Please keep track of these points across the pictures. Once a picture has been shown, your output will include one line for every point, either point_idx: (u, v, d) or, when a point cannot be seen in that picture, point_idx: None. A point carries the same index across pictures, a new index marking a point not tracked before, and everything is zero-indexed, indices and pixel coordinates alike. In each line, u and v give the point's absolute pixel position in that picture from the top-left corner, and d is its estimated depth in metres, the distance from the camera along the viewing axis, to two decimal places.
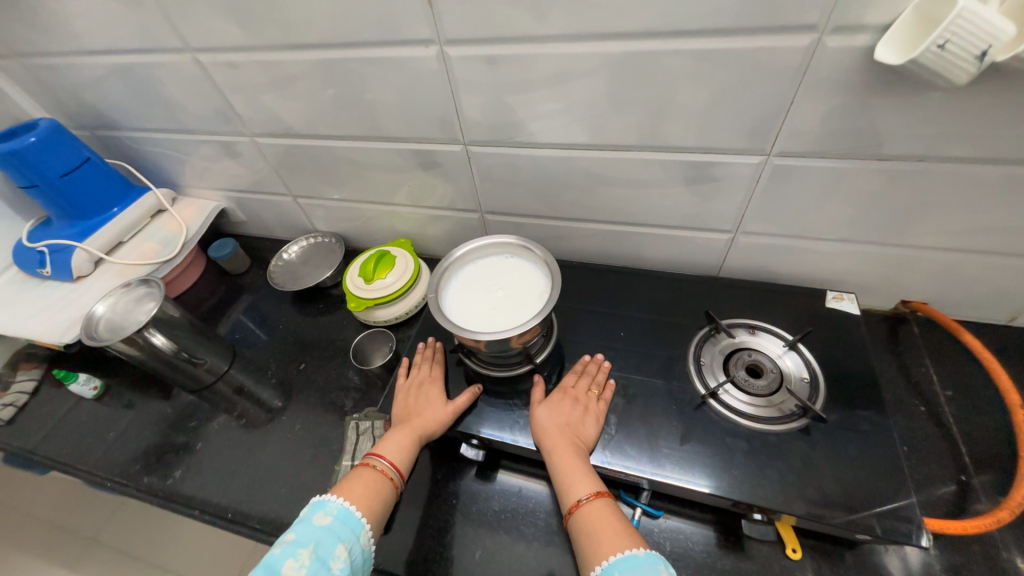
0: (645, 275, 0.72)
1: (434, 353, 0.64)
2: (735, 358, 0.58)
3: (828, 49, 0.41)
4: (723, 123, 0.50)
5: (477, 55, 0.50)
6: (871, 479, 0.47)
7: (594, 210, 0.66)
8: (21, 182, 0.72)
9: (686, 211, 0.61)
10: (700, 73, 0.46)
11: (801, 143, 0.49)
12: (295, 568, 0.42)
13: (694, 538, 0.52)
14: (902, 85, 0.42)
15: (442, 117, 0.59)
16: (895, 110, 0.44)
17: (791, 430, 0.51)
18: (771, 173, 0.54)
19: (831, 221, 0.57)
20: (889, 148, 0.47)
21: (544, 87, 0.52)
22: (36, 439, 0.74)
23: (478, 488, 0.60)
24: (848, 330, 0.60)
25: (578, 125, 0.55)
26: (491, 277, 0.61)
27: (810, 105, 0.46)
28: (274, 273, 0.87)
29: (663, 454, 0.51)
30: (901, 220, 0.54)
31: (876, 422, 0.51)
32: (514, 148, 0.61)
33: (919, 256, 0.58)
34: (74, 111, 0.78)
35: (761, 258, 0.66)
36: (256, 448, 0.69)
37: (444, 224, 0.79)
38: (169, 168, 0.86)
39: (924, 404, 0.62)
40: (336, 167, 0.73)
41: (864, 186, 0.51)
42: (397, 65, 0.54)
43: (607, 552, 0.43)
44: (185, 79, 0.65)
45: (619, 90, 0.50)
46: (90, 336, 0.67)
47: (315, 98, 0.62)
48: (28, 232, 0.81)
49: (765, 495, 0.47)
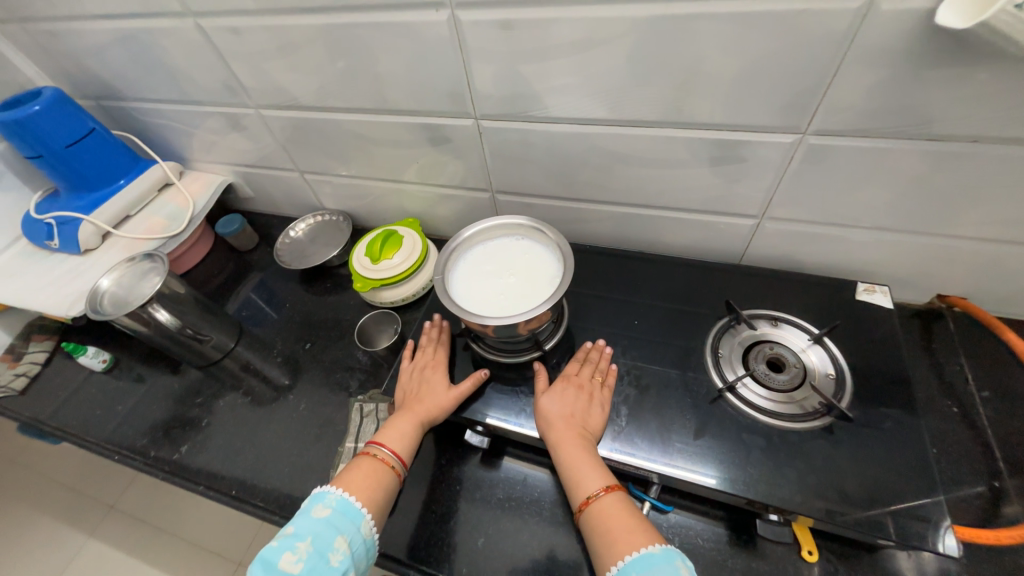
0: (663, 261, 0.69)
1: (439, 334, 0.63)
2: (755, 350, 0.56)
3: (880, 12, 0.37)
4: (755, 97, 0.46)
5: (490, 19, 0.47)
6: (898, 484, 0.44)
7: (611, 192, 0.63)
8: (27, 151, 0.71)
9: (709, 194, 0.58)
10: (734, 40, 0.42)
11: (840, 121, 0.45)
12: (292, 562, 0.41)
13: (704, 534, 0.51)
14: (961, 55, 0.37)
15: (452, 89, 0.56)
16: (951, 83, 0.39)
17: (813, 428, 0.48)
18: (804, 154, 0.50)
19: (867, 207, 0.53)
20: (941, 127, 0.43)
21: (562, 56, 0.48)
22: (48, 410, 0.75)
23: (482, 475, 0.59)
24: (878, 324, 0.56)
25: (598, 99, 0.51)
26: (500, 259, 0.58)
27: (853, 77, 0.42)
28: (281, 250, 0.86)
29: (674, 448, 0.49)
30: (946, 208, 0.50)
31: (906, 423, 0.48)
32: (528, 123, 0.57)
33: (962, 248, 0.54)
34: (79, 80, 0.76)
35: (787, 245, 0.62)
36: (261, 426, 0.69)
37: (454, 204, 0.76)
38: (175, 141, 0.84)
39: (956, 404, 0.59)
40: (343, 141, 0.70)
41: (909, 169, 0.47)
42: (405, 31, 0.51)
43: (623, 551, 0.41)
44: (187, 46, 0.63)
45: (643, 59, 0.46)
46: (95, 310, 0.67)
47: (321, 67, 0.59)
48: (37, 203, 0.81)
49: (782, 495, 0.45)
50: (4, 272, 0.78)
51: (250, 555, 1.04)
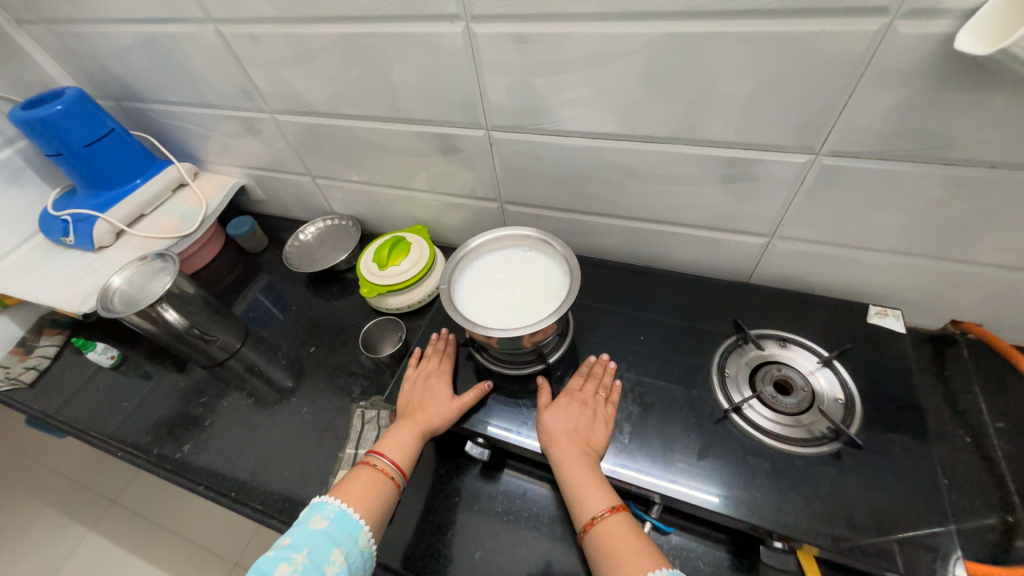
0: (671, 277, 0.68)
1: (445, 345, 0.63)
2: (762, 371, 0.55)
3: (898, 35, 0.36)
4: (769, 116, 0.45)
5: (505, 33, 0.47)
6: (908, 515, 0.43)
7: (620, 206, 0.63)
8: (47, 149, 0.73)
9: (719, 211, 0.57)
10: (748, 59, 0.42)
11: (854, 142, 0.45)
12: (289, 573, 0.41)
13: (705, 558, 0.50)
14: (981, 80, 0.37)
15: (465, 100, 0.56)
16: (970, 108, 0.39)
17: (820, 454, 0.47)
18: (818, 174, 0.49)
19: (880, 230, 0.52)
20: (958, 151, 0.42)
21: (575, 71, 0.48)
22: (56, 403, 0.76)
23: (482, 487, 0.58)
24: (889, 349, 0.55)
25: (610, 114, 0.51)
26: (507, 270, 0.58)
27: (869, 99, 0.41)
28: (290, 253, 0.87)
29: (678, 468, 0.48)
30: (962, 232, 0.49)
31: (917, 451, 0.47)
32: (539, 136, 0.57)
33: (977, 274, 0.53)
34: (101, 81, 0.78)
35: (797, 265, 0.61)
36: (263, 428, 0.69)
37: (463, 213, 0.77)
38: (192, 142, 0.86)
39: (968, 433, 0.58)
40: (355, 148, 0.71)
41: (924, 193, 0.47)
42: (420, 42, 0.52)
43: (629, 575, 0.40)
44: (207, 51, 0.64)
45: (657, 76, 0.46)
46: (105, 307, 0.68)
47: (336, 75, 0.60)
48: (54, 200, 0.83)
49: (787, 521, 0.44)
50: (19, 266, 0.79)
51: (246, 555, 1.04)
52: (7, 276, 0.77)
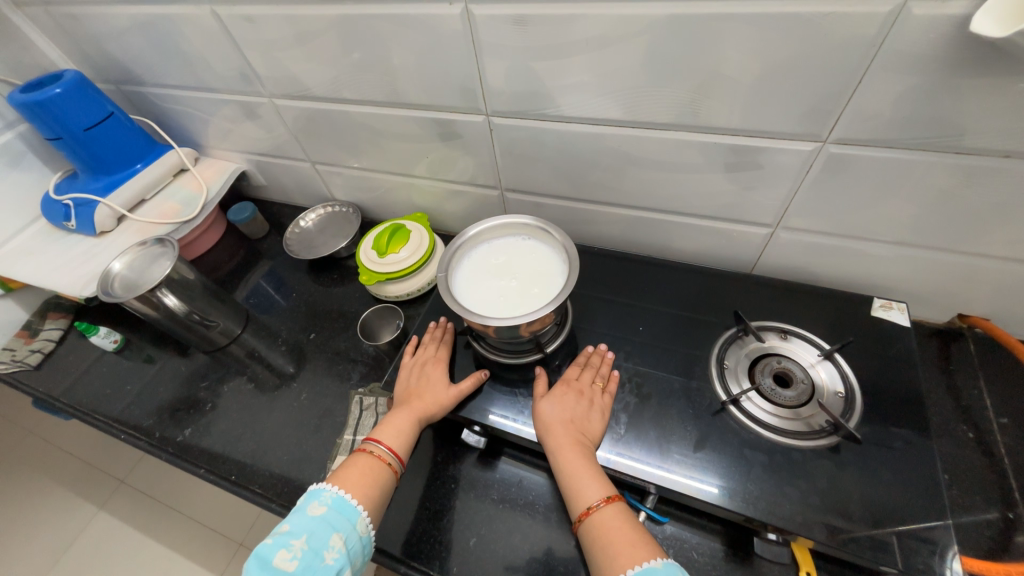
0: (673, 267, 0.68)
1: (443, 333, 0.63)
2: (761, 363, 0.54)
3: (910, 18, 0.35)
4: (775, 102, 0.44)
5: (505, 14, 0.46)
6: (906, 508, 0.43)
7: (622, 194, 0.62)
8: (47, 133, 0.73)
9: (722, 200, 0.56)
10: (757, 42, 0.40)
11: (863, 130, 0.43)
12: (287, 560, 0.41)
13: (699, 548, 0.50)
14: (999, 64, 0.35)
15: (466, 85, 0.55)
16: (986, 94, 0.37)
17: (819, 448, 0.47)
18: (825, 163, 0.48)
19: (888, 221, 0.51)
20: (971, 141, 0.41)
21: (579, 53, 0.47)
22: (61, 386, 0.77)
23: (478, 475, 0.58)
24: (894, 343, 0.54)
25: (613, 100, 0.50)
26: (505, 259, 0.58)
27: (880, 85, 0.40)
28: (290, 240, 0.87)
29: (673, 459, 0.48)
30: (972, 224, 0.47)
31: (915, 442, 0.47)
32: (540, 122, 0.56)
33: (986, 267, 0.52)
34: (100, 63, 0.77)
35: (800, 256, 0.60)
36: (263, 413, 0.69)
37: (464, 200, 0.76)
38: (192, 126, 0.85)
39: (971, 429, 0.57)
40: (355, 134, 0.70)
41: (933, 183, 0.45)
42: (420, 24, 0.50)
43: (625, 566, 0.40)
44: (204, 33, 0.63)
45: (660, 59, 0.44)
46: (105, 292, 0.68)
47: (334, 58, 0.58)
48: (57, 185, 0.83)
49: (782, 514, 0.44)
50: (23, 251, 0.80)
51: (251, 536, 1.06)
52: (11, 260, 0.78)
